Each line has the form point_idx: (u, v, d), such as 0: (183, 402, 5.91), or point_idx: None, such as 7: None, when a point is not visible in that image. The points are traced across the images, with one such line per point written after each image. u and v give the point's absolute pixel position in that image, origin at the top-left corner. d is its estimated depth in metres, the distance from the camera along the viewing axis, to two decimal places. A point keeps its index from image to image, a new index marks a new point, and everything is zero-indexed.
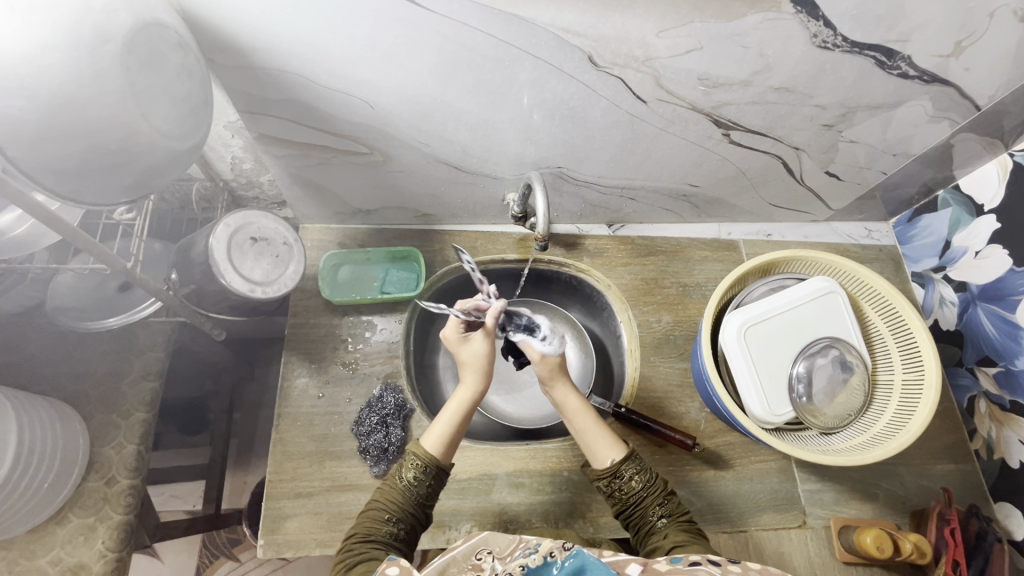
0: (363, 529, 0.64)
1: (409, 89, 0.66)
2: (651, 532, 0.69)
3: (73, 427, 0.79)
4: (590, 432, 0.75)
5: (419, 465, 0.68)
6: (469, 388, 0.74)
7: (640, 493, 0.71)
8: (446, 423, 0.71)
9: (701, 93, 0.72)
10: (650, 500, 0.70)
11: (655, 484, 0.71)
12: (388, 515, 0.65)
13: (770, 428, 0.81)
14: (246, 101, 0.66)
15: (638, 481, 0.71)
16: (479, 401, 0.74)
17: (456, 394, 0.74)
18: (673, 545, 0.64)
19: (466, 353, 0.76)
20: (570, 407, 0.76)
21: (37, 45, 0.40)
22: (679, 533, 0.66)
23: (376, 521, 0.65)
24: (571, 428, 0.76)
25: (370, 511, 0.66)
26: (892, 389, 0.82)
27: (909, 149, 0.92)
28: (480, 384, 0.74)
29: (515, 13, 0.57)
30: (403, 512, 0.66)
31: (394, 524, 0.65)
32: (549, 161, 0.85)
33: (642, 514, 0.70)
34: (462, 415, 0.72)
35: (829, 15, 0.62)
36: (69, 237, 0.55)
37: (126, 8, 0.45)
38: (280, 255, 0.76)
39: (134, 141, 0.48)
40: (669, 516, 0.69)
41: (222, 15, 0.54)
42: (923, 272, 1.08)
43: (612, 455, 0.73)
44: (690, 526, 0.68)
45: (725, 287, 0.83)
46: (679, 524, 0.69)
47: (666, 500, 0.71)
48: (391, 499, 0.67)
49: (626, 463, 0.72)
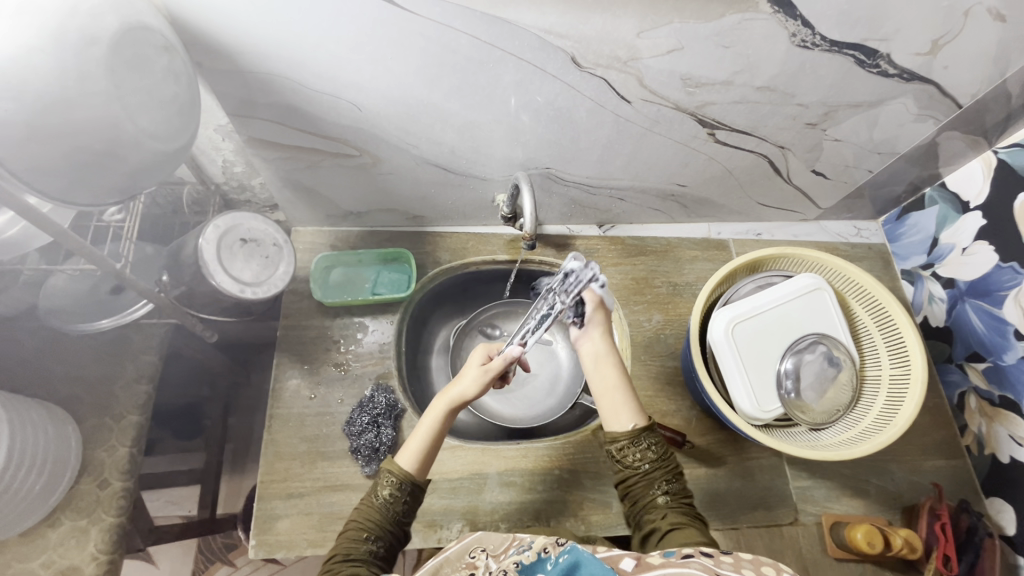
0: (344, 549, 0.64)
1: (396, 93, 0.68)
2: (651, 507, 0.69)
3: (66, 430, 0.79)
4: (617, 392, 0.75)
5: (394, 483, 0.68)
6: (445, 402, 0.73)
7: (651, 465, 0.71)
8: (421, 440, 0.71)
9: (684, 93, 0.73)
10: (658, 474, 0.70)
11: (668, 460, 0.72)
12: (367, 534, 0.65)
13: (758, 425, 0.82)
14: (235, 103, 0.67)
15: (653, 452, 0.71)
16: (454, 417, 0.74)
17: (433, 411, 0.73)
18: (671, 526, 0.65)
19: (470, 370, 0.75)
20: (607, 359, 0.78)
21: (23, 47, 0.41)
22: (679, 515, 0.67)
23: (355, 539, 0.65)
24: (594, 389, 0.77)
25: (349, 529, 0.66)
26: (880, 383, 0.83)
27: (894, 147, 0.93)
28: (459, 399, 0.73)
29: (497, 15, 0.58)
30: (381, 529, 0.66)
31: (373, 542, 0.65)
32: (536, 163, 0.86)
33: (646, 484, 0.70)
34: (437, 429, 0.72)
35: (806, 15, 0.63)
36: (58, 240, 0.55)
37: (111, 12, 0.46)
38: (270, 256, 0.77)
39: (120, 138, 0.48)
40: (672, 494, 0.69)
41: (208, 18, 0.55)
42: (913, 270, 1.09)
43: (634, 420, 0.73)
44: (690, 510, 0.69)
45: (713, 284, 0.83)
46: (680, 504, 0.69)
47: (674, 478, 0.71)
48: (369, 517, 0.66)
49: (647, 435, 0.72)
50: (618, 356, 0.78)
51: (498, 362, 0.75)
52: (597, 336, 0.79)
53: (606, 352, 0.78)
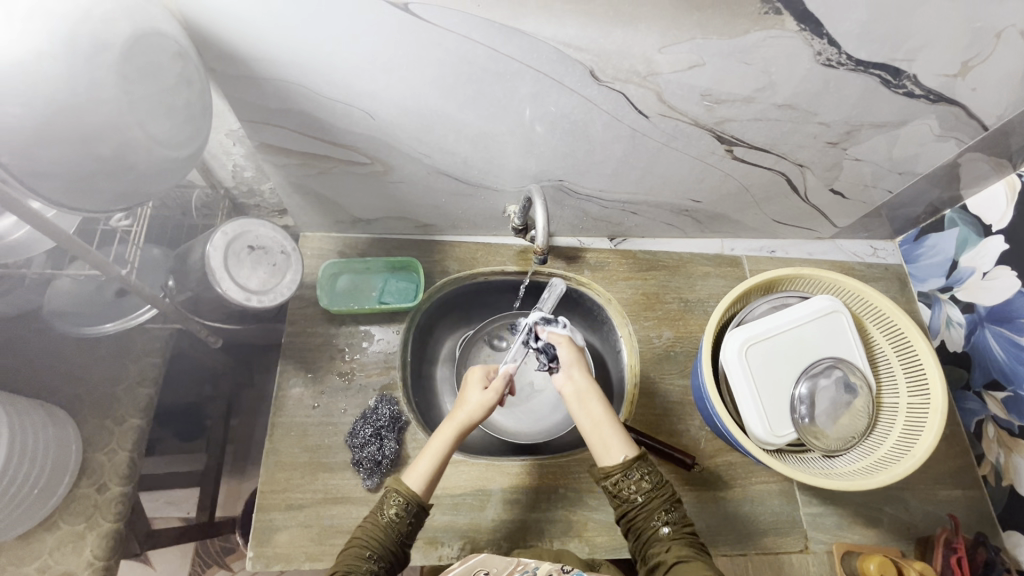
0: (345, 566, 0.62)
1: (410, 102, 0.66)
2: (654, 540, 0.67)
3: (66, 433, 0.78)
4: (605, 425, 0.74)
5: (400, 503, 0.67)
6: (453, 425, 0.72)
7: (647, 496, 0.69)
8: (429, 461, 0.70)
9: (704, 109, 0.72)
10: (655, 505, 0.69)
11: (663, 488, 0.70)
12: (369, 552, 0.64)
13: (770, 450, 0.80)
14: (247, 109, 0.66)
15: (648, 482, 0.70)
16: (461, 438, 0.73)
17: (442, 430, 0.72)
18: (676, 560, 0.63)
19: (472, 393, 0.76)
20: (589, 396, 0.77)
21: (34, 52, 0.40)
22: (684, 547, 0.65)
23: (357, 557, 0.63)
24: (581, 426, 0.75)
25: (352, 546, 0.65)
26: (898, 411, 0.80)
27: (914, 168, 0.91)
28: (465, 421, 0.73)
29: (517, 27, 0.57)
30: (385, 550, 0.65)
31: (374, 562, 0.63)
32: (550, 175, 0.85)
33: (645, 516, 0.68)
34: (445, 452, 0.71)
35: (833, 33, 0.62)
36: (63, 245, 0.54)
37: (125, 18, 0.45)
38: (277, 265, 0.75)
39: (131, 147, 0.47)
40: (674, 524, 0.68)
41: (222, 24, 0.54)
42: (930, 292, 1.06)
43: (624, 452, 0.72)
44: (695, 539, 0.67)
45: (727, 304, 0.81)
46: (682, 535, 0.67)
47: (672, 507, 0.69)
48: (374, 536, 0.65)
49: (640, 464, 0.71)
50: (600, 390, 0.78)
51: (498, 382, 0.77)
52: (576, 373, 0.80)
53: (587, 390, 0.78)
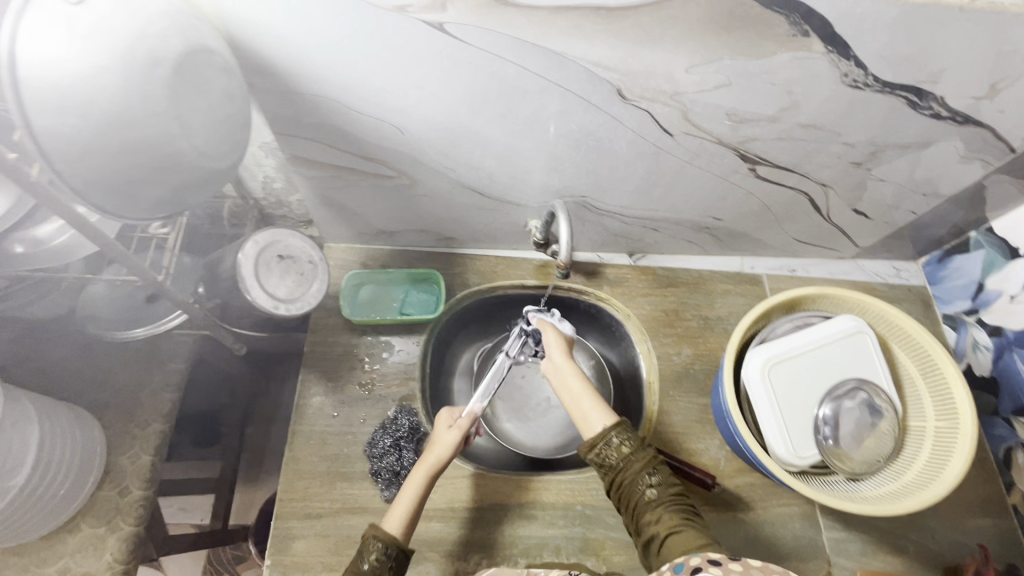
0: None
1: (439, 118, 0.68)
2: (643, 506, 0.68)
3: (92, 437, 0.80)
4: (584, 400, 0.78)
5: (381, 547, 0.67)
6: (424, 468, 0.74)
7: (629, 459, 0.70)
8: (405, 504, 0.71)
9: (727, 128, 0.72)
10: (637, 469, 0.69)
11: (644, 451, 0.71)
12: None
13: (793, 471, 0.79)
14: (282, 123, 0.68)
15: (628, 446, 0.71)
16: (432, 482, 0.74)
17: (414, 473, 0.74)
18: (669, 532, 0.64)
19: (441, 433, 0.78)
20: (568, 374, 0.82)
21: (94, 68, 0.42)
22: (674, 515, 0.66)
23: None
24: (565, 403, 0.80)
25: None
26: (924, 435, 0.79)
27: (939, 189, 0.90)
28: (435, 463, 0.75)
29: (548, 47, 0.58)
30: None
31: None
32: (572, 191, 0.86)
33: (630, 480, 0.69)
34: (418, 496, 0.72)
35: (860, 55, 0.62)
36: (105, 249, 0.55)
37: (177, 35, 0.46)
38: (305, 274, 0.76)
39: (175, 157, 0.48)
40: (659, 485, 0.69)
41: (263, 41, 0.57)
42: (956, 315, 1.05)
43: (604, 421, 0.75)
44: (684, 500, 0.68)
45: (749, 322, 0.81)
46: (670, 498, 0.68)
47: (655, 469, 0.70)
48: None
49: (620, 429, 0.71)
50: (578, 368, 0.82)
51: (465, 419, 0.79)
52: (556, 354, 0.85)
53: (566, 368, 0.82)
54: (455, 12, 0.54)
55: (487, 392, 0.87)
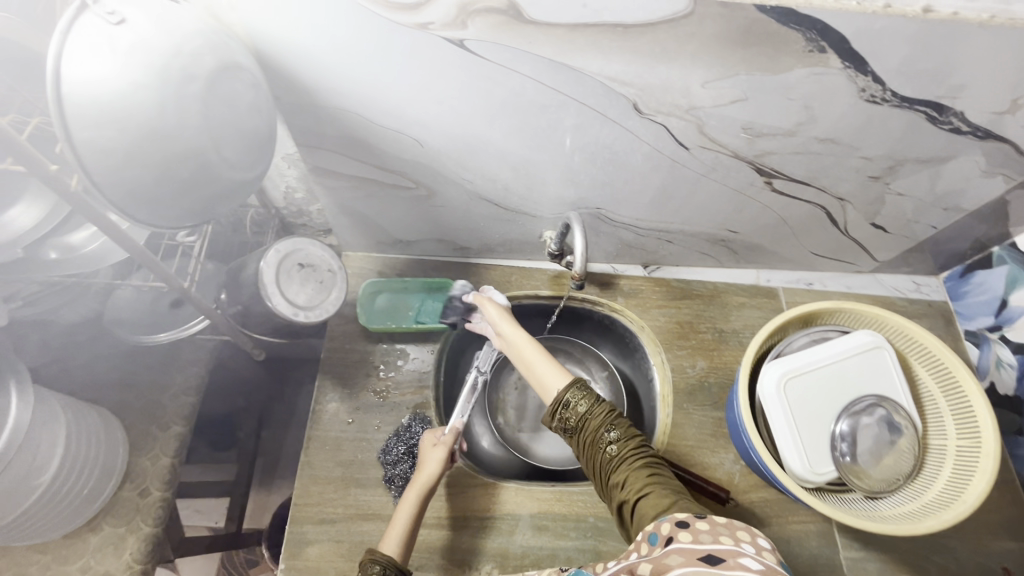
0: None
1: (457, 130, 0.69)
2: (612, 468, 0.69)
3: (115, 438, 0.82)
4: (536, 364, 0.79)
5: (379, 569, 0.66)
6: (416, 488, 0.74)
7: (588, 420, 0.72)
8: (400, 526, 0.71)
9: (743, 141, 0.72)
10: (597, 428, 0.72)
11: (600, 409, 0.72)
12: None
13: (809, 488, 0.78)
14: (306, 136, 0.70)
15: (583, 406, 0.73)
16: (426, 503, 0.74)
17: (407, 493, 0.74)
18: (636, 496, 0.64)
19: (429, 452, 0.78)
20: (517, 343, 0.82)
21: (131, 84, 0.43)
22: (640, 475, 0.66)
23: None
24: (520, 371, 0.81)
25: None
26: (945, 453, 0.77)
27: (960, 204, 0.89)
28: (426, 483, 0.74)
29: (565, 62, 0.59)
30: None
31: None
32: (587, 203, 0.86)
33: (592, 438, 0.71)
34: (413, 517, 0.72)
35: (877, 70, 0.62)
36: (134, 255, 0.57)
37: (210, 53, 0.48)
38: (324, 282, 0.79)
39: (207, 169, 0.51)
40: (620, 443, 0.70)
41: (290, 57, 0.58)
42: (978, 331, 1.03)
43: (558, 381, 0.76)
44: (647, 454, 0.69)
45: (764, 335, 0.80)
46: (636, 456, 0.69)
47: (614, 426, 0.71)
48: None
49: (575, 390, 0.74)
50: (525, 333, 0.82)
51: (449, 435, 0.79)
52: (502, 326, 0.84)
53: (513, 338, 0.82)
54: (475, 28, 0.55)
55: (466, 410, 0.85)
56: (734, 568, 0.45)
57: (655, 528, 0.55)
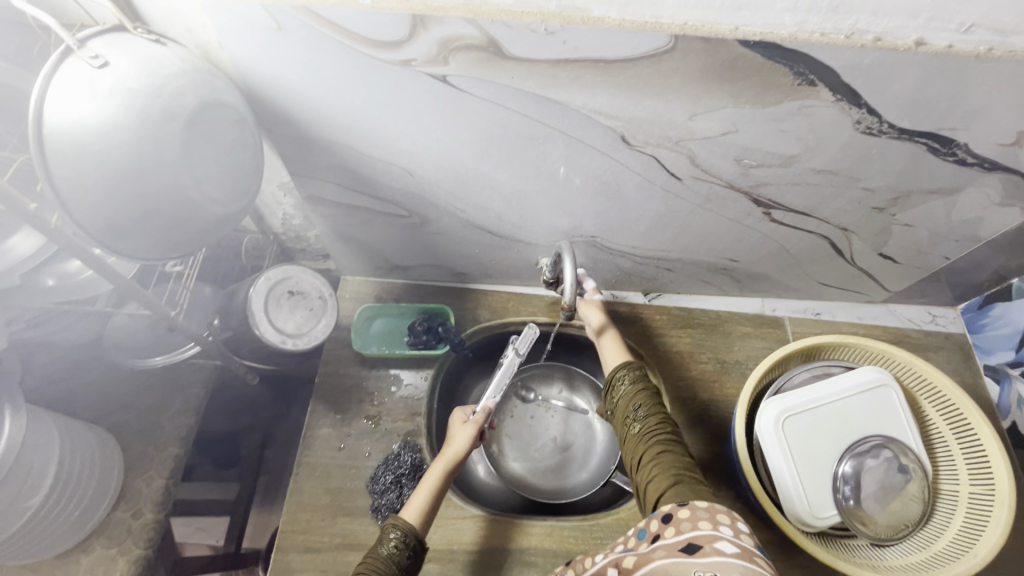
0: None
1: (447, 161, 0.70)
2: (633, 443, 0.71)
3: (112, 458, 0.83)
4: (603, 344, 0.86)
5: (399, 536, 0.66)
6: (445, 459, 0.74)
7: (623, 398, 0.75)
8: (426, 494, 0.70)
9: (738, 172, 0.71)
10: (629, 405, 0.74)
11: (638, 387, 0.75)
12: None
13: (811, 533, 0.74)
14: (299, 167, 0.72)
15: (626, 383, 0.76)
16: (453, 475, 0.73)
17: (434, 466, 0.73)
18: (646, 479, 0.65)
19: (458, 426, 0.77)
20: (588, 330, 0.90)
21: (109, 124, 0.45)
22: (653, 452, 0.67)
23: None
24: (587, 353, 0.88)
25: None
26: (958, 500, 0.73)
27: (975, 234, 0.85)
28: (456, 454, 0.74)
29: (549, 96, 0.59)
30: None
31: None
32: (582, 231, 0.86)
33: (624, 416, 0.74)
34: (441, 484, 0.72)
35: (873, 103, 0.60)
36: (121, 287, 0.58)
37: (192, 92, 0.49)
38: (314, 309, 0.79)
39: (186, 205, 0.51)
40: (646, 421, 0.71)
41: (278, 90, 0.60)
42: (998, 366, 0.98)
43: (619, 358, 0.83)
44: (664, 432, 0.69)
45: (763, 369, 0.78)
46: (655, 434, 0.69)
47: (644, 406, 0.72)
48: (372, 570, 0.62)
49: (621, 371, 0.77)
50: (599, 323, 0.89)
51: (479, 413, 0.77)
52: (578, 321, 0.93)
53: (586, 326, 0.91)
54: (457, 64, 0.56)
55: (499, 388, 0.83)
56: (709, 555, 0.49)
57: (644, 523, 0.58)
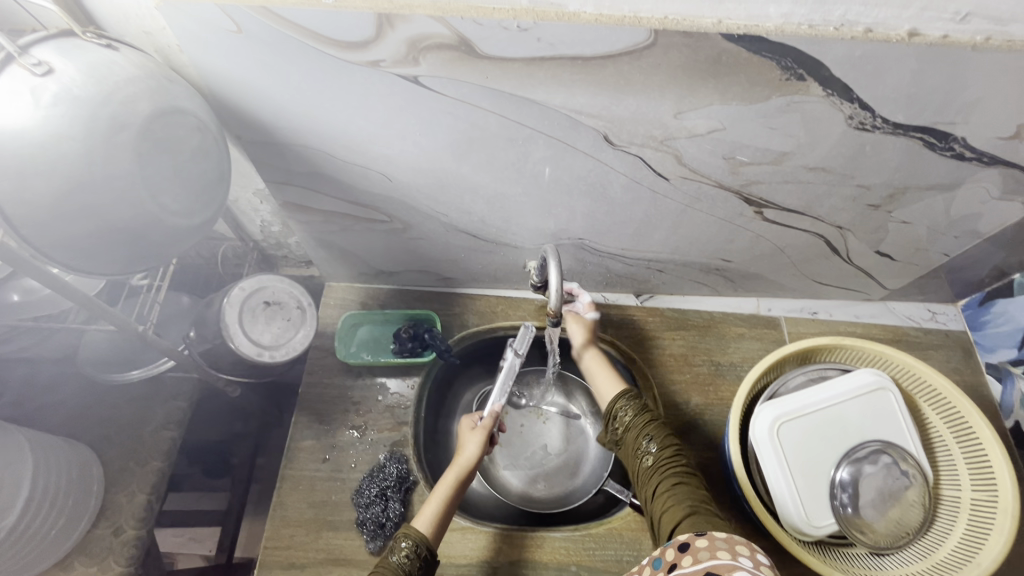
0: None
1: (424, 164, 0.67)
2: (644, 476, 0.68)
3: (90, 475, 0.81)
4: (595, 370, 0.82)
5: (410, 545, 0.64)
6: (457, 467, 0.72)
7: (629, 429, 0.72)
8: (436, 503, 0.68)
9: (727, 171, 0.68)
10: (637, 437, 0.71)
11: (644, 418, 0.72)
12: None
13: (808, 542, 0.71)
14: (274, 173, 0.69)
15: (630, 415, 0.73)
16: (464, 484, 0.71)
17: (445, 475, 0.71)
18: (661, 513, 0.63)
19: (468, 433, 0.75)
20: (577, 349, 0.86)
21: (52, 136, 0.43)
22: (666, 487, 0.65)
23: None
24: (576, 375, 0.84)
25: None
26: (960, 506, 0.71)
27: (975, 229, 0.82)
28: (468, 462, 0.72)
29: (526, 96, 0.57)
30: None
31: None
32: (568, 234, 0.83)
33: (632, 448, 0.71)
34: (453, 493, 0.69)
35: (865, 97, 0.58)
36: (84, 305, 0.56)
37: (145, 99, 0.47)
38: (292, 319, 0.77)
39: (144, 219, 0.49)
40: (656, 454, 0.68)
41: (244, 94, 0.57)
42: (1000, 364, 0.95)
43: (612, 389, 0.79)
44: (677, 465, 0.67)
45: (757, 374, 0.75)
46: (668, 468, 0.67)
47: (653, 438, 0.70)
48: None
49: (623, 401, 0.74)
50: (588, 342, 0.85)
51: (489, 418, 0.75)
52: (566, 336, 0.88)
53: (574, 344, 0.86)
54: (428, 64, 0.53)
55: (505, 391, 0.78)
56: None
57: (659, 552, 0.56)
